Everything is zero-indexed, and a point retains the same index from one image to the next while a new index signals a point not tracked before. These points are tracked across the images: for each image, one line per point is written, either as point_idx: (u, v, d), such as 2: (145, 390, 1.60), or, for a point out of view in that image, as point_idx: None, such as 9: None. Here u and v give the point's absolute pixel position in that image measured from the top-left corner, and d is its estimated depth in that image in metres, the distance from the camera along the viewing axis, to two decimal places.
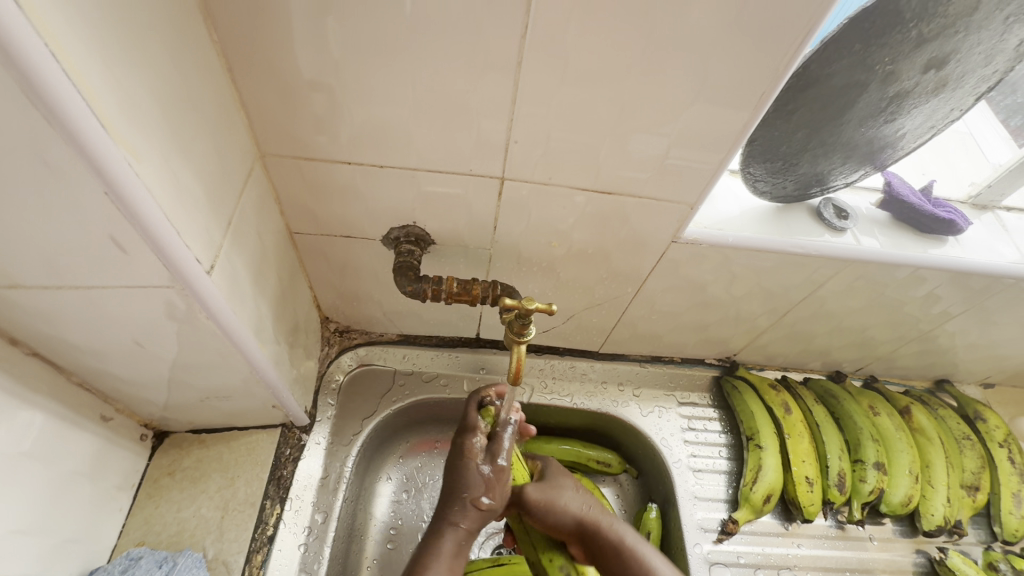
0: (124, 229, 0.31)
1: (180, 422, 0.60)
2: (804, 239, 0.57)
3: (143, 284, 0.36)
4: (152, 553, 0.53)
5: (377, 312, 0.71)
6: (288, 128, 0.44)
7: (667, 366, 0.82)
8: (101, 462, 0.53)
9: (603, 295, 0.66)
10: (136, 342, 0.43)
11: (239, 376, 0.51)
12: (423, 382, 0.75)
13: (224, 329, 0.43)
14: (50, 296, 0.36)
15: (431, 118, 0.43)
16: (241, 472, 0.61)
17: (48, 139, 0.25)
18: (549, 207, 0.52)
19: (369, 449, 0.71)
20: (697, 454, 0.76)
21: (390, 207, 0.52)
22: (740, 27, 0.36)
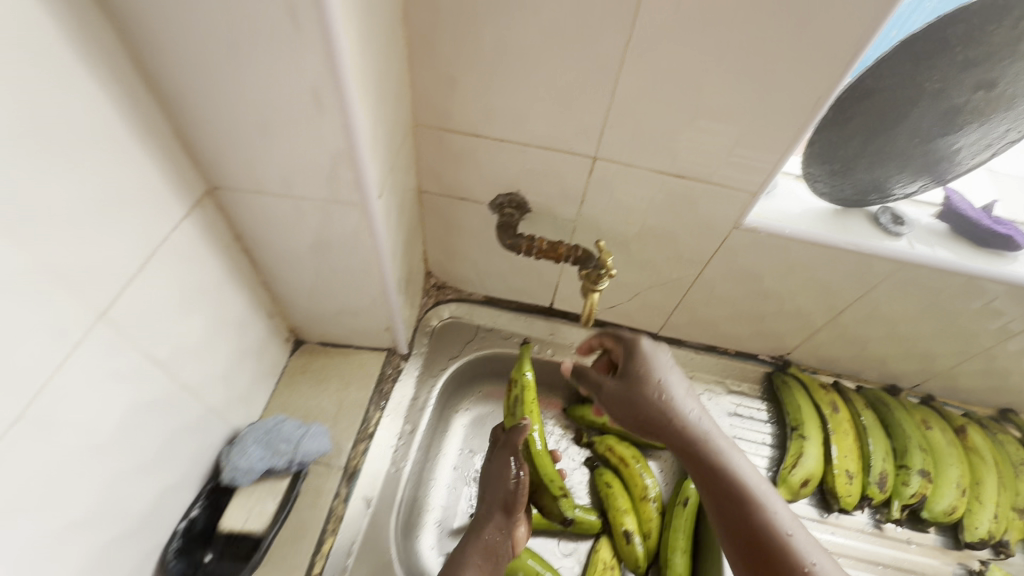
0: (344, 152, 0.45)
1: (315, 334, 0.76)
2: (859, 238, 0.64)
3: (338, 199, 0.51)
4: (294, 418, 0.66)
5: (471, 272, 0.84)
6: (438, 104, 0.58)
7: (721, 356, 0.89)
8: (262, 348, 0.69)
9: (667, 276, 0.75)
10: (315, 249, 0.58)
11: (371, 295, 0.66)
12: (500, 338, 0.87)
13: (376, 247, 0.57)
14: (276, 201, 0.52)
15: (547, 103, 0.56)
16: (354, 380, 0.76)
17: (324, 85, 0.40)
18: (630, 186, 0.63)
19: (451, 385, 0.84)
20: (741, 438, 0.82)
21: (501, 175, 0.65)
22: (803, 43, 0.46)
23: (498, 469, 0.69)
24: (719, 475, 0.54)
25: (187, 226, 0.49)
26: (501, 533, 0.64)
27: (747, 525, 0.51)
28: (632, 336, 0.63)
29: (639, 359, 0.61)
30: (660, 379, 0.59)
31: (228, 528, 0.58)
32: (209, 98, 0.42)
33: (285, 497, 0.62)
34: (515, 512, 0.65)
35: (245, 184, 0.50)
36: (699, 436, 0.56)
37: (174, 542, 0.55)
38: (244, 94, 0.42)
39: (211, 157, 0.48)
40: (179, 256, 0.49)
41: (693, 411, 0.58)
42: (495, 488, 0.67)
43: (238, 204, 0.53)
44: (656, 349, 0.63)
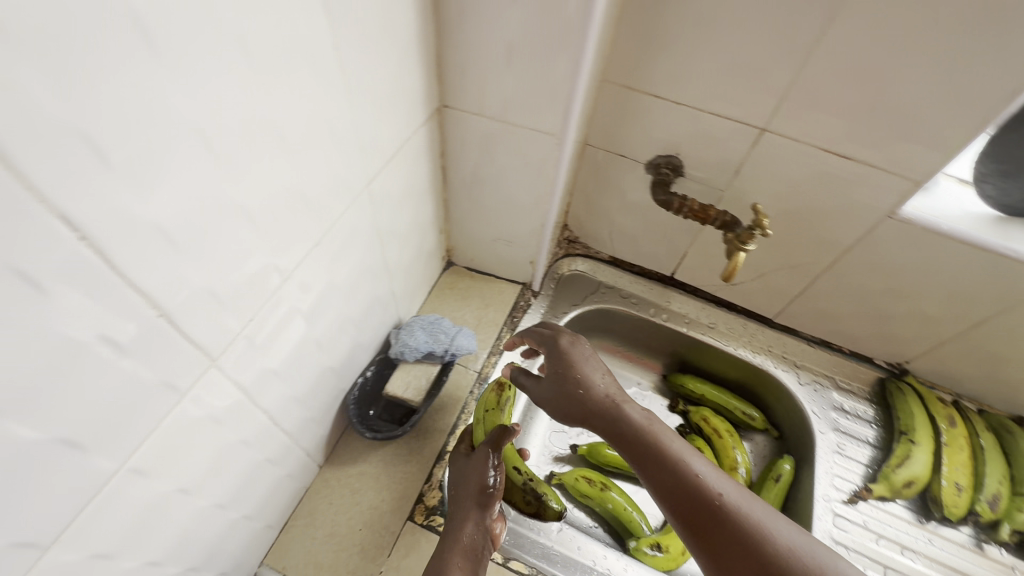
0: (564, 87, 0.54)
1: (466, 258, 0.87)
2: (1020, 245, 0.64)
3: (542, 129, 0.60)
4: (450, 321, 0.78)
5: (605, 230, 0.92)
6: (630, 62, 0.66)
7: (834, 353, 0.90)
8: (429, 258, 0.80)
9: (801, 259, 0.78)
10: (501, 174, 0.68)
11: (530, 226, 0.75)
12: (619, 296, 0.94)
13: (555, 181, 0.66)
14: (489, 125, 0.62)
15: (733, 71, 0.61)
16: (493, 304, 0.86)
17: (573, 27, 0.48)
18: (790, 161, 0.67)
19: (568, 329, 0.92)
20: (843, 432, 0.83)
21: (667, 137, 0.72)
22: (1014, 34, 0.48)
23: (463, 472, 0.64)
24: (642, 431, 0.51)
25: (420, 133, 0.60)
26: (479, 530, 0.58)
27: (672, 479, 0.47)
28: (562, 335, 0.62)
29: (584, 351, 0.60)
30: (592, 360, 0.59)
31: (393, 393, 0.69)
32: (472, 28, 0.52)
33: (437, 381, 0.73)
34: (489, 506, 0.59)
35: (469, 106, 0.60)
36: (604, 394, 0.54)
37: (353, 392, 0.67)
38: (499, 28, 0.51)
39: (452, 79, 0.58)
40: (411, 156, 0.60)
41: (610, 387, 0.56)
42: (469, 480, 0.61)
43: (454, 123, 0.64)
44: (579, 344, 0.61)
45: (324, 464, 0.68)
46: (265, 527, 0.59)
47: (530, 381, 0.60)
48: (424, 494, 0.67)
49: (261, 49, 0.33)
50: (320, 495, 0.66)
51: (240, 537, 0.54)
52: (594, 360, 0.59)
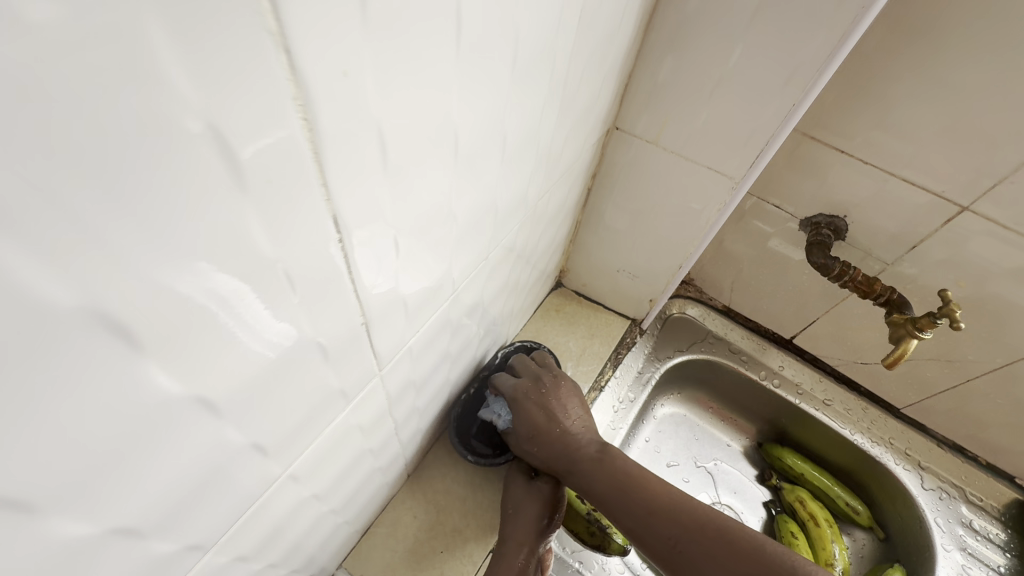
0: (768, 130, 0.49)
1: (578, 282, 0.82)
2: None
3: (720, 170, 0.55)
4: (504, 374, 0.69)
5: (728, 278, 0.85)
6: (822, 110, 0.59)
7: (965, 461, 0.80)
8: (545, 278, 0.76)
9: (962, 354, 0.69)
10: (652, 207, 0.64)
11: (665, 264, 0.70)
12: (728, 350, 0.88)
13: (713, 225, 0.61)
14: (659, 156, 0.58)
15: (950, 138, 0.54)
16: (598, 335, 0.81)
17: (806, 66, 0.43)
18: (988, 247, 0.59)
19: (667, 375, 0.87)
20: (968, 554, 0.74)
21: (839, 196, 0.65)
22: None
23: (519, 494, 0.60)
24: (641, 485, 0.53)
25: (588, 151, 0.56)
26: (529, 559, 0.57)
27: (680, 538, 0.48)
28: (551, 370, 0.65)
29: (558, 386, 0.63)
30: (556, 389, 0.63)
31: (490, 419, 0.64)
32: (681, 52, 0.48)
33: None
34: (540, 536, 0.58)
35: (644, 133, 0.56)
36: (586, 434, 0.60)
37: (454, 408, 0.64)
38: (712, 58, 0.47)
39: (636, 101, 0.54)
40: (573, 173, 0.56)
41: (573, 414, 0.62)
42: (526, 510, 0.59)
43: (620, 146, 0.59)
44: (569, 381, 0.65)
45: (413, 473, 0.65)
46: (352, 533, 0.56)
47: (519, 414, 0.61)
48: None
49: (527, 48, 0.29)
50: (404, 506, 0.62)
51: (336, 540, 0.51)
52: (564, 392, 0.63)
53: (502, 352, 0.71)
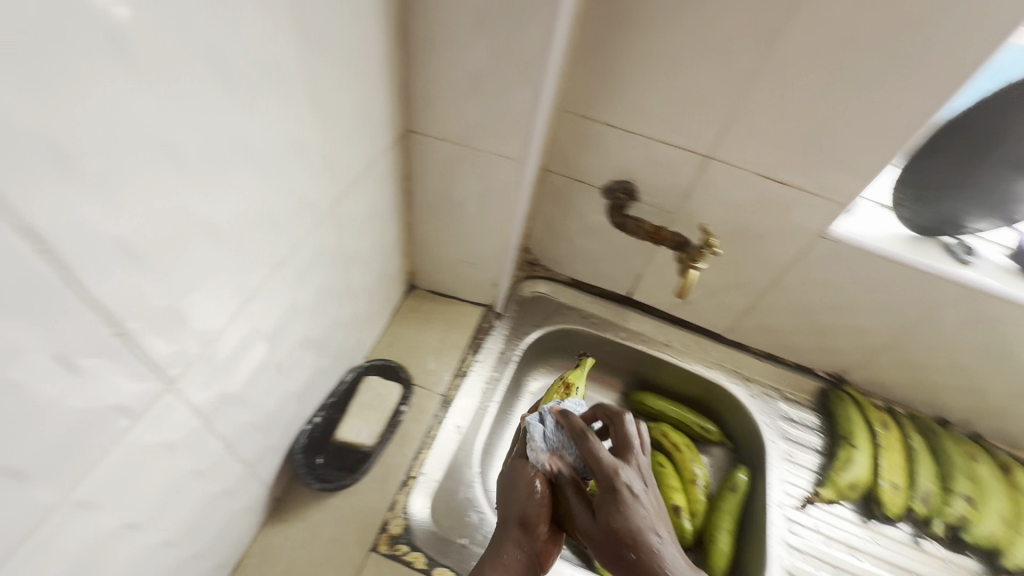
0: (528, 113, 0.57)
1: (429, 281, 0.87)
2: (932, 262, 0.72)
3: (505, 154, 0.62)
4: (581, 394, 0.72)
5: (565, 252, 0.94)
6: (586, 93, 0.69)
7: (779, 366, 0.95)
8: (391, 282, 0.80)
9: (747, 277, 0.84)
10: (465, 198, 0.70)
11: (494, 248, 0.77)
12: (579, 317, 0.97)
13: (519, 204, 0.69)
14: (454, 150, 0.64)
15: (680, 103, 0.66)
16: (456, 326, 0.86)
17: (535, 55, 0.51)
18: (733, 186, 0.72)
19: (531, 351, 0.93)
20: (792, 440, 0.87)
21: (621, 164, 0.76)
22: (912, 76, 0.55)
23: (517, 476, 0.61)
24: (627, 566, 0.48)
25: (386, 155, 0.61)
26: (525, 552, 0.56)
27: (637, 572, 0.48)
28: (617, 466, 0.53)
29: (623, 500, 0.50)
30: (613, 493, 0.51)
31: (342, 439, 0.66)
32: (436, 56, 0.54)
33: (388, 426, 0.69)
34: (537, 528, 0.58)
35: (434, 132, 0.62)
36: (626, 526, 0.49)
37: (301, 438, 0.63)
38: (462, 58, 0.53)
39: (418, 104, 0.59)
40: (376, 177, 0.60)
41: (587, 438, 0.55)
42: (517, 503, 0.59)
43: (419, 147, 0.65)
44: (643, 486, 0.52)
45: (283, 497, 0.64)
46: (215, 569, 0.55)
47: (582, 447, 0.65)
48: (389, 522, 0.65)
49: (230, 64, 0.33)
50: (277, 530, 0.62)
51: None
52: (624, 499, 0.50)
53: (349, 373, 0.72)
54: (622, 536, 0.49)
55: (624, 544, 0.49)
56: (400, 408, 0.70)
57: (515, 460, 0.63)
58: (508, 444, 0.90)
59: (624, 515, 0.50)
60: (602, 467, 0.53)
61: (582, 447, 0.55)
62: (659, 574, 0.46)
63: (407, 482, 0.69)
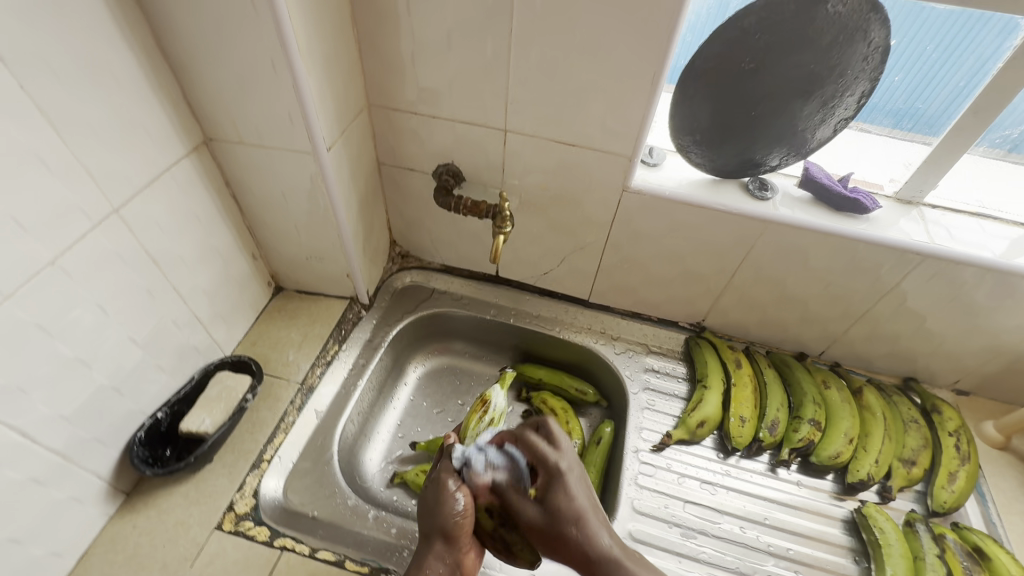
0: (297, 108, 0.63)
1: (292, 280, 0.92)
2: (728, 200, 0.77)
3: (297, 148, 0.68)
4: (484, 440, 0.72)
5: (427, 239, 1.00)
6: (384, 86, 0.76)
7: (645, 322, 1.00)
8: (246, 284, 0.85)
9: (583, 239, 0.88)
10: (284, 194, 0.76)
11: (332, 239, 0.82)
12: (451, 300, 1.01)
13: (332, 195, 0.74)
14: (255, 151, 0.70)
15: (462, 84, 0.72)
16: (320, 319, 0.91)
17: (277, 54, 0.58)
18: (536, 153, 0.78)
19: (405, 336, 0.98)
20: (655, 390, 0.91)
21: (439, 147, 0.82)
22: (632, 30, 0.61)
23: (435, 491, 0.67)
24: (567, 538, 0.60)
25: (186, 162, 0.67)
26: (449, 564, 0.61)
27: (582, 549, 0.60)
28: (554, 455, 0.67)
29: (561, 487, 0.64)
30: (557, 481, 0.65)
31: (186, 430, 0.70)
32: (200, 64, 0.60)
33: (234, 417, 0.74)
34: (457, 540, 0.63)
35: (230, 135, 0.68)
36: (569, 506, 0.62)
37: (141, 432, 0.68)
38: (222, 64, 0.60)
39: (207, 112, 0.66)
40: (178, 183, 0.66)
41: (575, 510, 0.62)
42: (438, 518, 0.64)
43: (227, 152, 0.71)
44: (574, 470, 0.66)
45: (132, 489, 0.69)
46: (48, 555, 0.59)
47: (526, 510, 0.64)
48: (235, 502, 0.70)
49: None
50: (124, 520, 0.67)
51: (12, 560, 0.55)
52: (567, 484, 0.64)
53: (200, 370, 0.77)
54: (563, 519, 0.62)
55: (568, 523, 0.61)
56: (247, 399, 0.75)
57: (437, 474, 0.68)
58: (389, 426, 0.95)
59: (567, 498, 0.63)
60: (548, 464, 0.66)
61: (523, 444, 0.69)
62: (593, 539, 0.60)
63: (257, 465, 0.73)
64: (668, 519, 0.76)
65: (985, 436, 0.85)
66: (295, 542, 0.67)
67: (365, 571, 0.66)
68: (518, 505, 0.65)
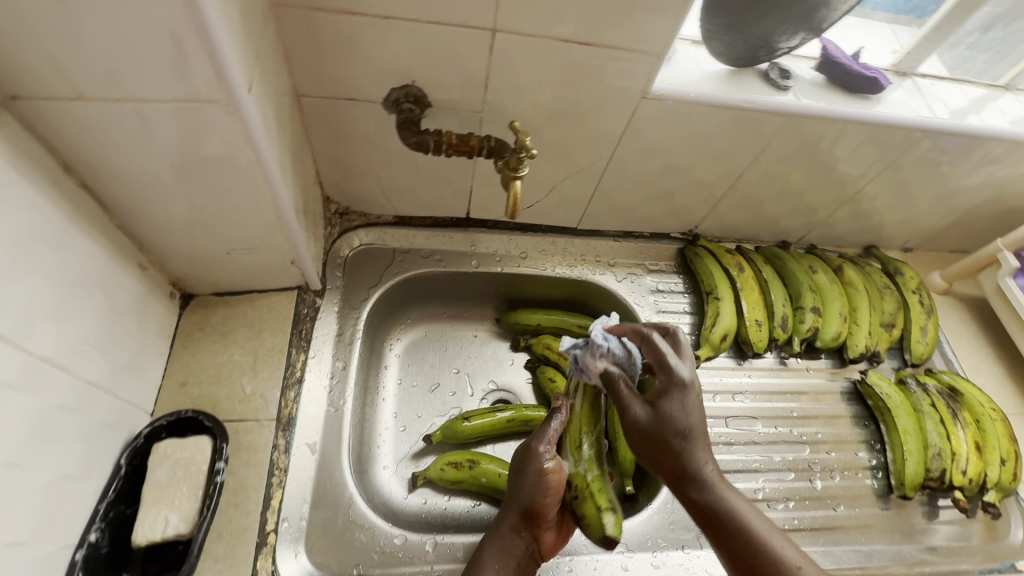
0: (186, 26, 0.36)
1: (205, 283, 0.66)
2: (753, 95, 0.66)
3: (194, 97, 0.42)
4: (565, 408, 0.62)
5: (376, 189, 0.77)
6: None
7: (638, 240, 0.91)
8: (143, 307, 0.58)
9: (582, 162, 0.73)
10: (177, 170, 0.48)
11: (264, 221, 0.57)
12: (421, 259, 0.82)
13: (261, 160, 0.49)
14: (111, 109, 0.41)
15: None
16: (266, 326, 0.67)
17: None
18: (534, 60, 0.58)
19: (376, 314, 0.79)
20: (665, 311, 0.87)
21: (393, 64, 0.57)
22: None
23: (523, 454, 0.60)
24: (669, 450, 0.50)
25: None
26: (526, 540, 0.57)
27: (680, 459, 0.50)
28: (681, 363, 0.53)
29: (679, 397, 0.51)
30: (677, 389, 0.52)
31: (144, 542, 0.50)
32: None
33: (207, 497, 0.54)
34: (541, 519, 0.57)
35: (55, 87, 0.39)
36: (681, 418, 0.50)
37: (76, 575, 0.46)
38: None
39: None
40: None
41: (694, 417, 0.51)
42: (523, 488, 0.57)
43: (53, 117, 0.41)
44: (699, 384, 0.52)
45: None
46: None
47: (634, 406, 0.53)
48: None
49: None
50: None
51: None
52: (688, 396, 0.51)
53: (127, 451, 0.53)
54: (669, 427, 0.50)
55: (676, 433, 0.50)
56: (219, 467, 0.56)
57: (528, 441, 0.60)
58: (387, 423, 0.79)
59: (683, 409, 0.51)
60: (667, 372, 0.53)
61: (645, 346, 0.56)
62: (695, 454, 0.50)
63: (264, 543, 0.55)
64: (718, 441, 0.76)
65: (933, 285, 0.96)
66: None
67: None
68: (625, 402, 0.54)
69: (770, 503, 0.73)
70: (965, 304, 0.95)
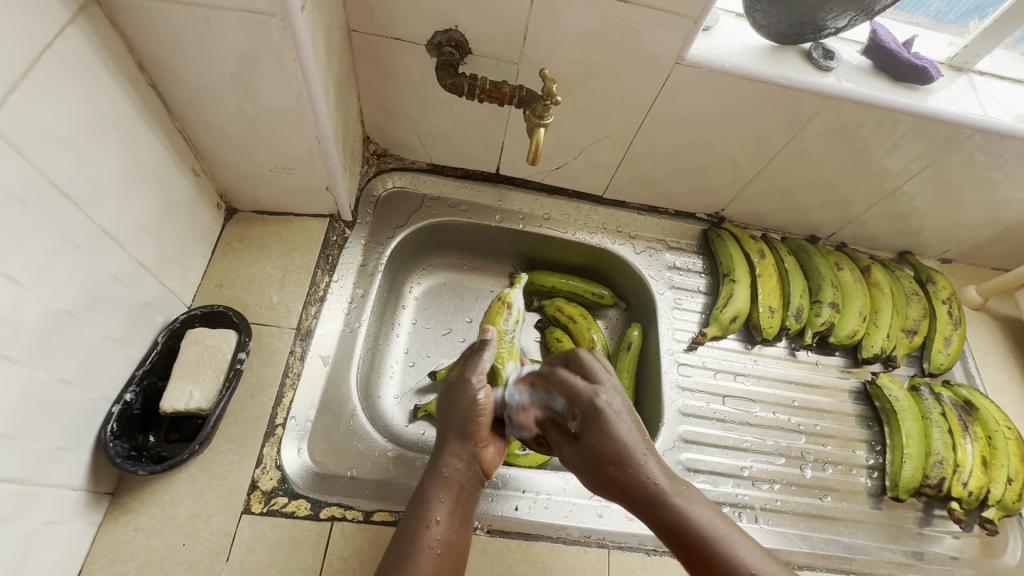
0: None
1: (248, 200, 0.72)
2: (792, 72, 0.66)
3: (253, 9, 0.46)
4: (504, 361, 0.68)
5: (413, 134, 0.80)
6: None
7: (662, 216, 0.92)
8: (192, 210, 0.64)
9: (612, 126, 0.75)
10: (234, 80, 0.53)
11: (305, 143, 0.62)
12: (447, 207, 0.86)
13: (307, 81, 0.54)
14: (182, 14, 0.46)
15: None
16: (298, 246, 0.73)
17: None
18: (574, 14, 0.60)
19: (400, 253, 0.83)
20: (679, 288, 0.87)
21: (438, 7, 0.61)
22: None
23: (453, 392, 0.61)
24: (609, 479, 0.51)
25: (75, 35, 0.42)
26: (467, 461, 0.56)
27: (626, 485, 0.50)
28: (589, 390, 0.55)
29: (597, 425, 0.53)
30: (594, 417, 0.53)
31: (171, 410, 0.56)
32: None
33: (228, 382, 0.59)
34: (475, 435, 0.57)
35: None
36: (610, 445, 0.51)
37: (111, 424, 0.52)
38: None
39: None
40: (72, 70, 0.43)
41: (625, 443, 0.51)
42: (458, 413, 0.58)
43: (134, 15, 0.46)
44: (613, 402, 0.54)
45: (116, 487, 0.55)
46: None
47: (566, 452, 0.55)
48: (258, 479, 0.58)
49: None
50: (120, 524, 0.54)
51: None
52: (606, 421, 0.53)
53: (164, 331, 0.60)
54: (603, 457, 0.51)
55: (611, 460, 0.51)
56: (240, 357, 0.60)
57: (461, 377, 0.62)
58: (398, 356, 0.84)
59: (605, 435, 0.52)
60: (581, 401, 0.55)
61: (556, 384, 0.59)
62: (638, 476, 0.50)
63: (272, 432, 0.61)
64: (712, 416, 0.77)
65: (967, 299, 0.92)
66: (345, 509, 0.59)
67: (390, 519, 0.59)
68: (557, 444, 0.57)
69: (754, 481, 0.73)
70: (999, 322, 0.92)
